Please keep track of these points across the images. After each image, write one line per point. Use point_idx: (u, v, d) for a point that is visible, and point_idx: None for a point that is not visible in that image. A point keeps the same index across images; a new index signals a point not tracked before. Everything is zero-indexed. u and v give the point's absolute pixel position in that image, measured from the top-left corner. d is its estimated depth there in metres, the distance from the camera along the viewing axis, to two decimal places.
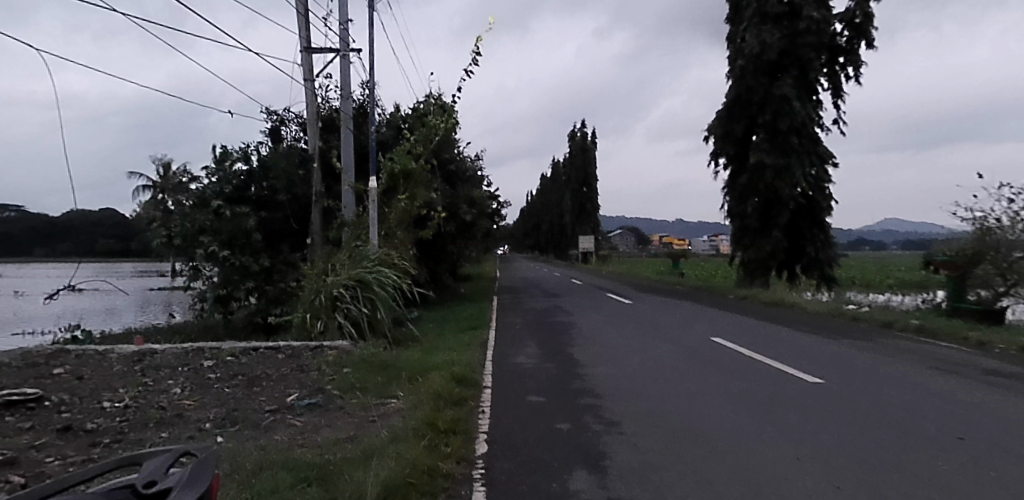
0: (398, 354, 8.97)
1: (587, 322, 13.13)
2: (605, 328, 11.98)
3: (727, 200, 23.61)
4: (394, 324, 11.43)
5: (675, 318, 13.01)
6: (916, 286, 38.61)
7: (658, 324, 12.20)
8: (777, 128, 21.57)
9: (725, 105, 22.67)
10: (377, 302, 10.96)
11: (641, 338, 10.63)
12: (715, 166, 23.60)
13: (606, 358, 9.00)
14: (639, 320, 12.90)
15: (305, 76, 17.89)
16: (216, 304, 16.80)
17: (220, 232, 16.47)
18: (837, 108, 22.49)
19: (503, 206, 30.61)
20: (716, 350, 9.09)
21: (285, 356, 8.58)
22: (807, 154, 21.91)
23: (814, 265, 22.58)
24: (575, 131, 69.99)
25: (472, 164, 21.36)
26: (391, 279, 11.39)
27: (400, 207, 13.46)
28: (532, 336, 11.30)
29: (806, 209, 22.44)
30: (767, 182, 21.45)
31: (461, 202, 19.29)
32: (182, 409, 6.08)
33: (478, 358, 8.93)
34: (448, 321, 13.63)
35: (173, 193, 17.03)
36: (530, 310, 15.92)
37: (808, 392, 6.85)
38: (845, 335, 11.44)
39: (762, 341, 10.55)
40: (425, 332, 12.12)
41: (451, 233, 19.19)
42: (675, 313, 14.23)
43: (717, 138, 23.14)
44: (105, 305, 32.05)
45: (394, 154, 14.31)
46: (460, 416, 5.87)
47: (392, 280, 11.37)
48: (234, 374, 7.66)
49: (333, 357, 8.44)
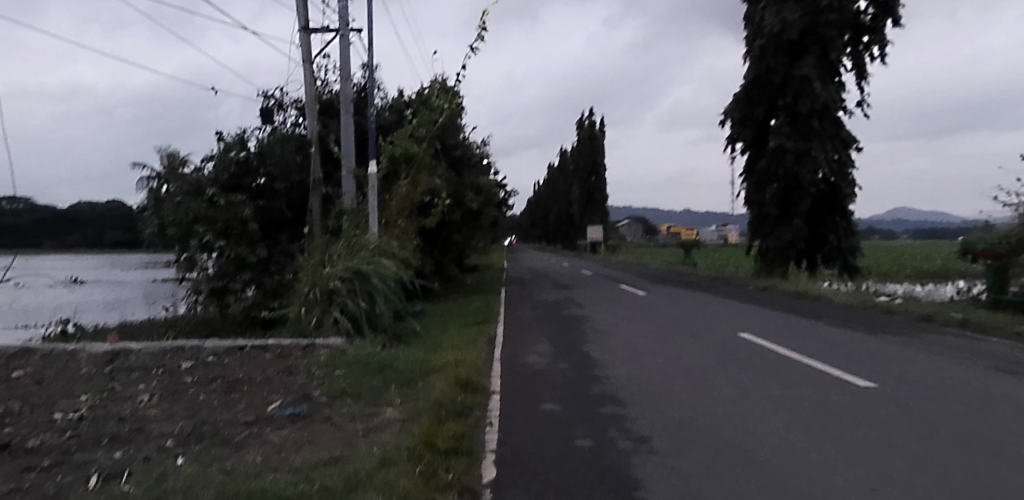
0: (397, 353, 8.15)
1: (602, 316, 12.30)
2: (621, 323, 11.13)
3: (745, 186, 22.62)
4: (395, 320, 10.61)
5: (696, 312, 12.13)
6: (935, 277, 37.58)
7: (680, 318, 11.32)
8: (798, 111, 20.56)
9: (743, 87, 21.63)
10: (377, 295, 10.13)
11: (663, 334, 9.77)
12: (732, 152, 22.59)
13: (626, 357, 8.15)
14: (658, 314, 12.03)
15: (303, 58, 17.05)
16: (211, 297, 15.99)
17: (215, 222, 15.73)
18: (860, 89, 21.43)
19: (510, 195, 29.81)
20: (748, 350, 8.23)
21: (272, 356, 7.79)
22: (830, 138, 20.88)
23: (837, 254, 21.62)
24: (583, 120, 68.92)
25: (478, 150, 20.48)
26: (391, 270, 10.57)
27: (402, 193, 12.62)
28: (544, 332, 10.47)
29: (827, 196, 21.47)
30: (787, 167, 20.46)
31: (467, 189, 18.42)
32: (143, 423, 5.28)
33: (484, 358, 8.11)
34: (453, 315, 12.81)
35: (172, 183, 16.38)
36: (539, 303, 15.08)
37: (863, 400, 5.97)
38: (882, 330, 10.53)
39: (794, 336, 9.67)
40: (429, 327, 11.30)
41: (457, 222, 18.34)
42: (694, 306, 13.37)
43: (734, 122, 22.14)
44: (105, 298, 31.45)
45: (394, 136, 13.45)
46: (464, 430, 5.04)
47: (392, 271, 10.56)
48: (212, 377, 6.89)
49: (325, 357, 7.64)
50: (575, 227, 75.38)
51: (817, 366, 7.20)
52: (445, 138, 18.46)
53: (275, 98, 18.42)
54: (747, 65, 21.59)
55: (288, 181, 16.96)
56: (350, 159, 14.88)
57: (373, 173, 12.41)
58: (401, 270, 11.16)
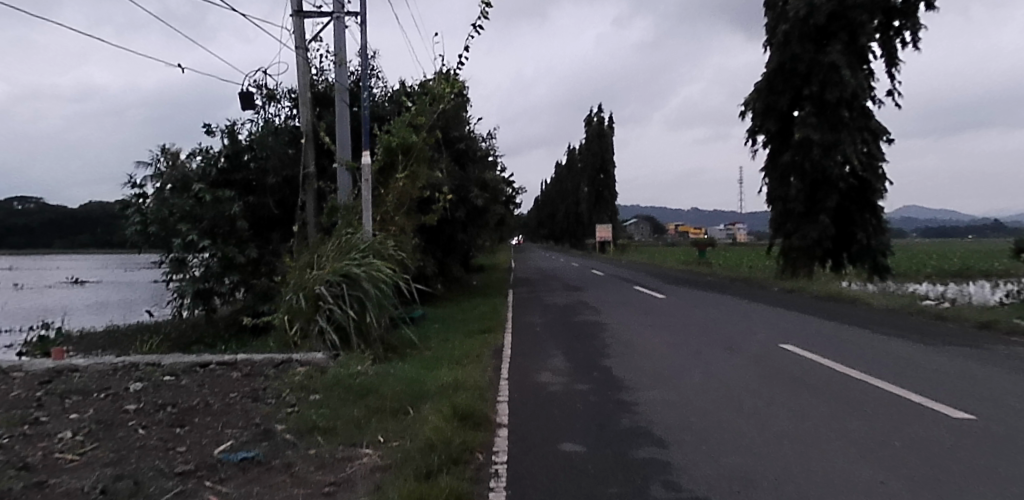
0: (388, 372, 6.95)
1: (620, 323, 11.08)
2: (644, 332, 9.90)
3: (767, 181, 21.33)
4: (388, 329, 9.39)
5: (725, 319, 10.88)
6: (959, 277, 36.13)
7: (712, 326, 10.07)
8: (825, 101, 19.25)
9: (765, 75, 20.28)
10: (367, 301, 8.93)
11: (695, 345, 8.57)
12: (753, 145, 21.30)
13: (656, 376, 6.94)
14: (682, 321, 10.82)
15: (296, 44, 15.92)
16: (196, 300, 14.78)
17: (201, 219, 14.63)
18: (891, 78, 20.06)
19: (518, 192, 28.65)
20: (801, 370, 7.02)
21: (240, 375, 6.61)
22: (859, 130, 19.56)
23: (866, 253, 20.29)
24: (591, 117, 67.68)
25: (484, 144, 19.25)
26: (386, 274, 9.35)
27: (399, 187, 11.45)
28: (557, 343, 9.28)
29: (856, 191, 20.15)
30: (814, 160, 19.16)
31: (472, 185, 17.20)
32: (51, 473, 4.11)
33: (489, 377, 6.93)
34: (456, 322, 11.61)
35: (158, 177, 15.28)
36: (550, 307, 13.89)
37: (967, 439, 4.74)
38: (942, 340, 9.27)
39: (846, 349, 8.42)
40: (428, 337, 10.11)
41: (460, 220, 17.14)
42: (721, 311, 12.12)
43: (757, 113, 20.81)
44: (97, 299, 30.45)
45: (390, 125, 12.18)
46: (462, 486, 3.84)
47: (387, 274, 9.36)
48: (162, 404, 5.72)
49: (302, 376, 6.47)
50: (583, 226, 74.07)
51: (889, 392, 5.97)
52: (448, 130, 17.20)
53: (267, 88, 17.29)
54: (770, 53, 20.25)
55: (279, 177, 15.81)
56: (345, 151, 13.73)
57: (367, 165, 11.21)
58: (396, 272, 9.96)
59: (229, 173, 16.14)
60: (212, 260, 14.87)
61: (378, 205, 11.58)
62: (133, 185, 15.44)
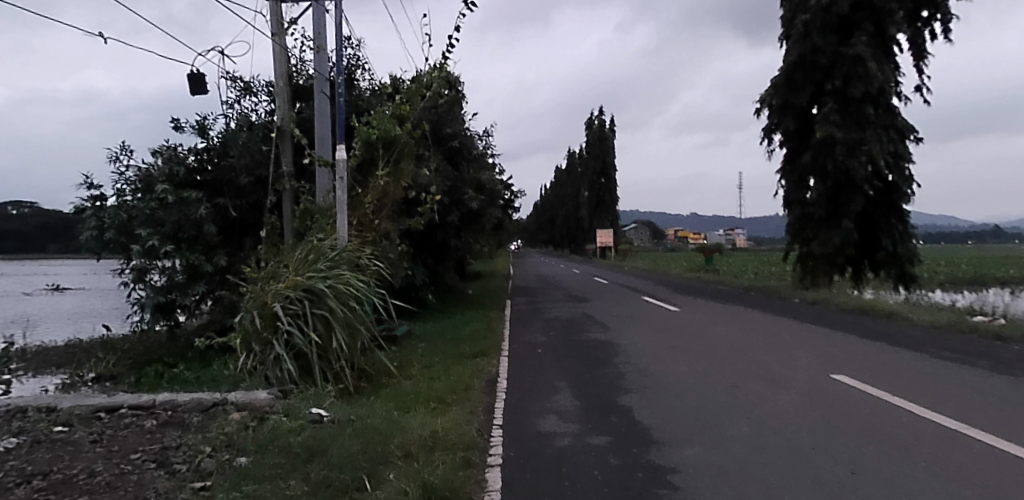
0: (349, 418, 5.43)
1: (633, 343, 9.58)
2: (663, 357, 8.39)
3: (784, 184, 19.82)
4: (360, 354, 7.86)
5: (756, 340, 9.36)
6: (973, 285, 34.77)
7: (745, 351, 8.54)
8: (849, 96, 17.79)
9: (783, 70, 18.80)
10: (333, 322, 7.38)
11: (730, 378, 7.07)
12: (769, 144, 19.81)
13: (690, 424, 5.41)
14: (706, 343, 9.31)
15: (273, 30, 14.46)
16: (157, 313, 13.22)
17: (164, 223, 13.15)
18: (920, 73, 18.65)
19: (517, 196, 27.22)
20: (877, 419, 5.52)
21: (155, 426, 5.10)
22: (885, 128, 18.10)
23: (892, 261, 18.78)
24: (593, 119, 66.41)
25: (480, 142, 17.76)
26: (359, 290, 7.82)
27: (379, 186, 9.97)
28: (563, 371, 7.75)
29: (882, 194, 18.70)
30: (837, 161, 17.68)
31: (466, 186, 15.72)
32: None
33: (477, 425, 5.42)
34: (444, 343, 10.09)
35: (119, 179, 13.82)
36: (551, 322, 12.40)
37: None
38: (1021, 369, 7.77)
39: (914, 384, 6.92)
40: (410, 363, 8.58)
41: (453, 224, 15.64)
42: (747, 329, 10.63)
43: (774, 111, 19.36)
44: (72, 308, 28.96)
45: (369, 115, 10.64)
46: None
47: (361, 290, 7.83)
48: (30, 472, 4.19)
49: (234, 427, 4.97)
50: (584, 231, 72.69)
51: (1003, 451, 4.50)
52: (439, 126, 15.70)
53: (242, 80, 15.80)
54: (788, 45, 18.79)
55: (252, 176, 14.33)
56: (325, 148, 12.23)
57: (342, 161, 9.71)
58: (372, 285, 8.43)
59: (198, 173, 14.65)
60: (177, 268, 13.31)
61: (356, 206, 10.03)
62: (89, 186, 13.91)
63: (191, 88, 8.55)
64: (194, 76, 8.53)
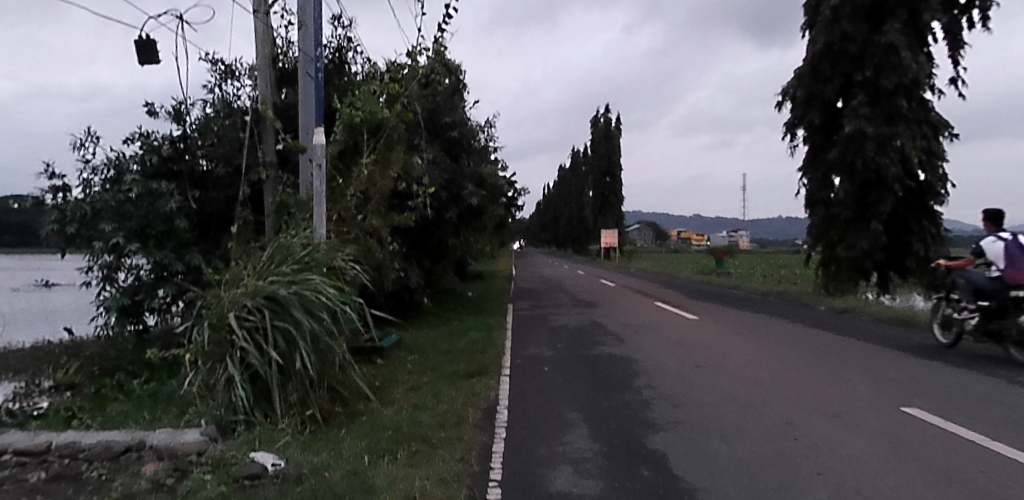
0: (299, 470, 4.14)
1: (655, 361, 8.29)
2: (695, 381, 7.09)
3: (807, 182, 18.51)
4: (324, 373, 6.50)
5: (796, 361, 8.08)
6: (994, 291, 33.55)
7: (789, 376, 7.25)
8: (880, 88, 16.50)
9: (808, 60, 17.49)
10: (297, 337, 6.00)
11: (781, 411, 5.82)
12: (792, 140, 18.51)
13: (753, 486, 4.10)
14: (738, 363, 8.04)
15: (255, 8, 13.20)
16: (121, 316, 11.97)
17: (131, 217, 11.92)
18: (956, 64, 17.32)
19: (521, 194, 25.97)
20: (993, 476, 4.22)
21: (37, 486, 3.87)
22: (919, 122, 16.81)
23: (924, 267, 17.49)
24: (599, 117, 65.14)
25: (481, 134, 16.47)
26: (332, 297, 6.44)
27: (363, 176, 8.69)
28: (575, 398, 6.45)
29: (913, 194, 17.41)
30: (868, 157, 16.37)
31: (464, 180, 14.46)
32: None
33: (468, 483, 4.13)
34: (436, 357, 8.80)
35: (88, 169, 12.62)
36: (558, 332, 11.11)
37: None
38: None
39: (1014, 421, 5.61)
40: (394, 383, 7.30)
41: (450, 221, 14.38)
42: (781, 345, 9.37)
43: (797, 104, 18.06)
44: (54, 306, 27.74)
45: (353, 95, 9.35)
46: None
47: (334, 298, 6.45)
48: None
49: (138, 488, 3.67)
50: (589, 231, 71.38)
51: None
52: (437, 115, 14.45)
53: (223, 63, 14.53)
54: (813, 33, 17.48)
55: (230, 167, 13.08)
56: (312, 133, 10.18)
57: (320, 146, 8.44)
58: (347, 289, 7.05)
59: (173, 163, 13.40)
60: (144, 266, 12.11)
61: (334, 198, 8.71)
62: (51, 175, 12.66)
63: (141, 58, 7.31)
64: (144, 43, 7.29)
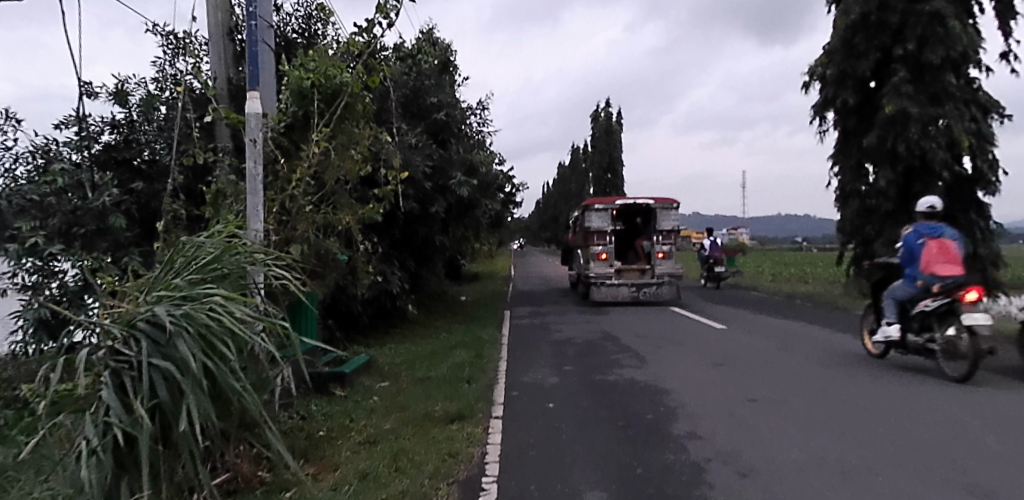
0: None
1: (694, 395, 6.31)
2: (761, 431, 5.12)
3: (839, 172, 16.58)
4: (223, 427, 4.43)
5: (880, 397, 6.16)
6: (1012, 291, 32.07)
7: (885, 423, 5.29)
8: (924, 63, 14.63)
9: (840, 33, 15.55)
10: (184, 381, 3.93)
11: (908, 487, 3.88)
12: (821, 125, 16.60)
13: None
14: (806, 400, 6.07)
15: None
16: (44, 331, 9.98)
17: (53, 214, 9.96)
18: (1006, 36, 15.41)
19: (519, 189, 24.08)
20: None
21: None
22: (966, 102, 14.94)
23: (973, 264, 15.62)
24: (599, 113, 63.33)
25: (473, 118, 14.53)
26: (243, 320, 4.41)
27: (312, 158, 6.71)
28: (597, 460, 4.51)
29: (959, 184, 15.57)
30: (913, 140, 14.51)
31: (453, 168, 12.57)
32: None
33: None
34: (410, 388, 6.86)
35: (14, 158, 10.70)
36: (564, 349, 9.19)
37: None
38: None
39: None
40: (342, 434, 5.36)
41: (437, 217, 12.47)
42: (847, 370, 7.43)
43: (827, 84, 16.09)
44: None
45: (301, 56, 7.36)
46: None
47: (245, 320, 4.40)
48: None
49: None
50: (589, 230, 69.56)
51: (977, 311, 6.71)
52: (421, 94, 12.51)
53: (174, 36, 12.44)
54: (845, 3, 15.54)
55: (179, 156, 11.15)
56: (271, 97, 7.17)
57: (256, 116, 6.33)
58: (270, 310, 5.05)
59: (118, 152, 11.54)
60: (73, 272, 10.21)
61: (270, 186, 6.70)
62: None
63: None
64: None
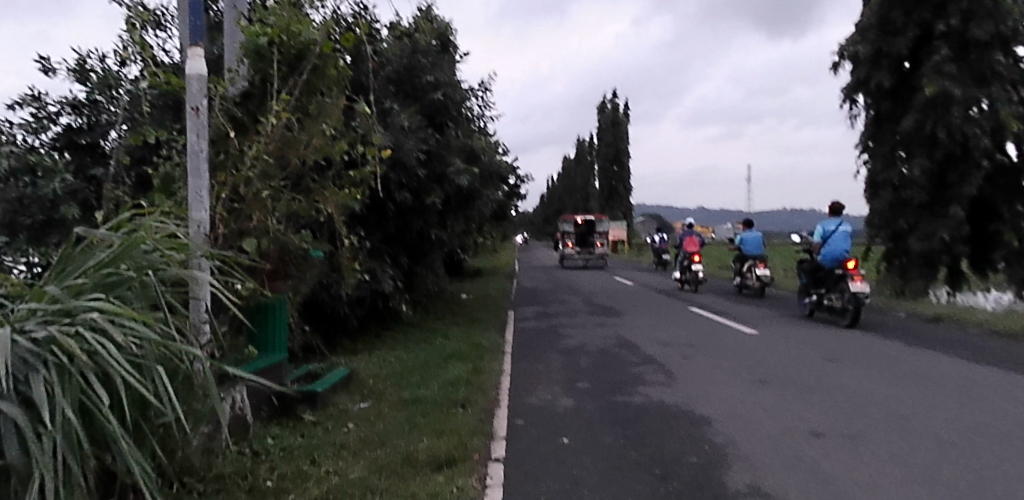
0: None
1: (744, 427, 5.03)
2: (849, 486, 3.85)
3: (870, 161, 15.21)
4: (103, 477, 3.20)
5: (974, 433, 4.90)
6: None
7: (1004, 475, 4.00)
8: (971, 39, 13.27)
9: (875, 7, 14.16)
10: (42, 438, 2.68)
11: None
12: (852, 108, 15.25)
13: None
14: (883, 437, 4.82)
15: None
16: None
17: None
18: None
19: (523, 180, 22.72)
20: None
21: None
22: (1015, 83, 13.58)
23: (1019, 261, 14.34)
24: (605, 104, 62.00)
25: (474, 100, 13.20)
26: (142, 348, 3.15)
27: (270, 133, 5.47)
28: None
29: (1002, 173, 14.24)
30: (956, 125, 13.18)
31: (451, 154, 11.34)
32: None
33: None
34: (390, 415, 5.64)
35: None
36: (577, 359, 7.93)
37: None
38: None
39: None
40: (295, 482, 4.13)
41: (434, 209, 11.25)
42: (916, 392, 6.18)
43: (860, 64, 14.70)
44: None
45: (262, 9, 6.07)
46: None
47: (146, 345, 3.17)
48: None
49: None
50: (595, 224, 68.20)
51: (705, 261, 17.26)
52: (416, 71, 11.19)
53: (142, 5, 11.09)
54: None
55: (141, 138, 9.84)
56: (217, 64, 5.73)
57: (199, 79, 5.12)
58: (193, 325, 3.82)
59: (77, 135, 10.26)
60: None
61: (218, 166, 5.47)
62: None
63: None
64: None
